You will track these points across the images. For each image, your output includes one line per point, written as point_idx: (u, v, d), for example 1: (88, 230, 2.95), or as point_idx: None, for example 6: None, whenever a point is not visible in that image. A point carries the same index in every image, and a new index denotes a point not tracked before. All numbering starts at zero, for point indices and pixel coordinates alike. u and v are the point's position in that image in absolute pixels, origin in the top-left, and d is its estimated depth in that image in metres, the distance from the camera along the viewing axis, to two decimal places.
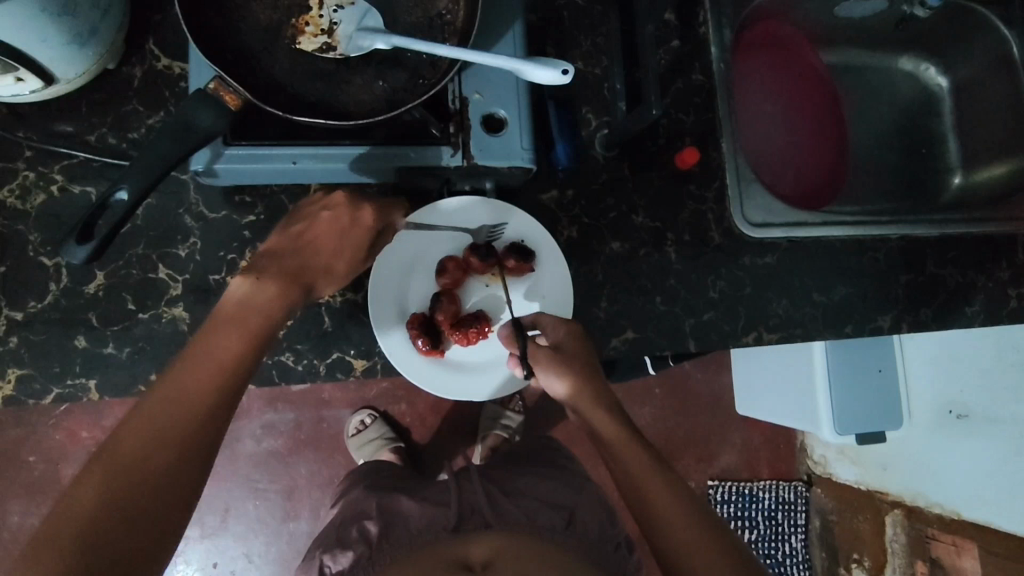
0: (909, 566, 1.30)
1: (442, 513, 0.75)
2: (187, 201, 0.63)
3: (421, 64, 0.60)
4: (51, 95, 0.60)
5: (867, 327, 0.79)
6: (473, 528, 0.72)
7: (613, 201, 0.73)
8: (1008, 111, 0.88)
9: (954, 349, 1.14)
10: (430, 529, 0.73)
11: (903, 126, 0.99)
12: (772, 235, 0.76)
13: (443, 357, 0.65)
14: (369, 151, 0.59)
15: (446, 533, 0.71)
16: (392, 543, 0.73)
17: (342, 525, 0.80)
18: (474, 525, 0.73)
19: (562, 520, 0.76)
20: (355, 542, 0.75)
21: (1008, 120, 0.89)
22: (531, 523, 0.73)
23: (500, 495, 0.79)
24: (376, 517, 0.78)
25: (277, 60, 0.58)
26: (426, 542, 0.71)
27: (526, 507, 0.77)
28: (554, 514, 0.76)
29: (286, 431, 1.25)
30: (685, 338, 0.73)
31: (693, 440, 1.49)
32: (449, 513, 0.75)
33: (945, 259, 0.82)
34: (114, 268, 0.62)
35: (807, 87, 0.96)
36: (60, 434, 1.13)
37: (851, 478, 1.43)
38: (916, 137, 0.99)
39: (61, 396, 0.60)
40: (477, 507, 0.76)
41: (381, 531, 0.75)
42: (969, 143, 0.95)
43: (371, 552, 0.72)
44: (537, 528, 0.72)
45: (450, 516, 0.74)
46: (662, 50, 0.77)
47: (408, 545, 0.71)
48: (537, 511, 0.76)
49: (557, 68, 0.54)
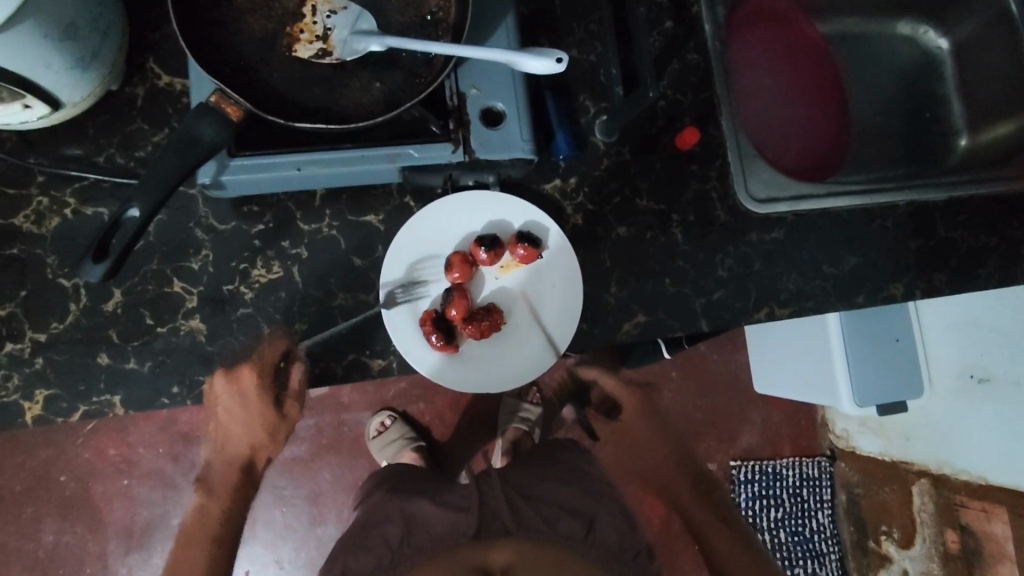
0: (939, 535, 1.28)
1: (462, 518, 0.77)
2: (196, 215, 0.64)
3: (417, 63, 0.60)
4: (59, 119, 0.61)
5: (879, 296, 0.78)
6: (495, 536, 0.74)
7: (616, 185, 0.73)
8: (1011, 69, 0.88)
9: (970, 313, 1.14)
10: (451, 535, 0.74)
11: (905, 90, 0.98)
12: (778, 209, 0.76)
13: (458, 352, 0.66)
14: (370, 152, 0.60)
15: (467, 539, 0.73)
16: (414, 548, 0.74)
17: (365, 527, 0.82)
18: (494, 532, 0.74)
19: (582, 528, 0.78)
20: (377, 544, 0.76)
21: (1011, 77, 0.88)
22: (551, 532, 0.76)
23: (518, 498, 0.80)
24: (399, 522, 0.79)
25: (274, 68, 0.59)
26: (446, 550, 0.72)
27: (545, 514, 0.78)
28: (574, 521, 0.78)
29: (308, 437, 1.27)
30: (697, 318, 0.73)
31: (713, 421, 1.50)
32: (469, 519, 0.76)
33: (955, 222, 0.82)
34: (131, 285, 0.63)
35: (805, 59, 0.96)
36: (88, 453, 1.15)
37: (875, 450, 1.43)
38: (919, 101, 0.98)
39: (88, 413, 0.61)
40: (497, 512, 0.77)
41: (402, 535, 0.77)
42: (972, 103, 0.94)
43: (394, 555, 0.74)
44: (557, 539, 0.75)
45: (472, 521, 0.75)
46: (656, 32, 0.77)
47: (431, 552, 0.73)
48: (556, 518, 0.78)
49: (551, 58, 0.55)
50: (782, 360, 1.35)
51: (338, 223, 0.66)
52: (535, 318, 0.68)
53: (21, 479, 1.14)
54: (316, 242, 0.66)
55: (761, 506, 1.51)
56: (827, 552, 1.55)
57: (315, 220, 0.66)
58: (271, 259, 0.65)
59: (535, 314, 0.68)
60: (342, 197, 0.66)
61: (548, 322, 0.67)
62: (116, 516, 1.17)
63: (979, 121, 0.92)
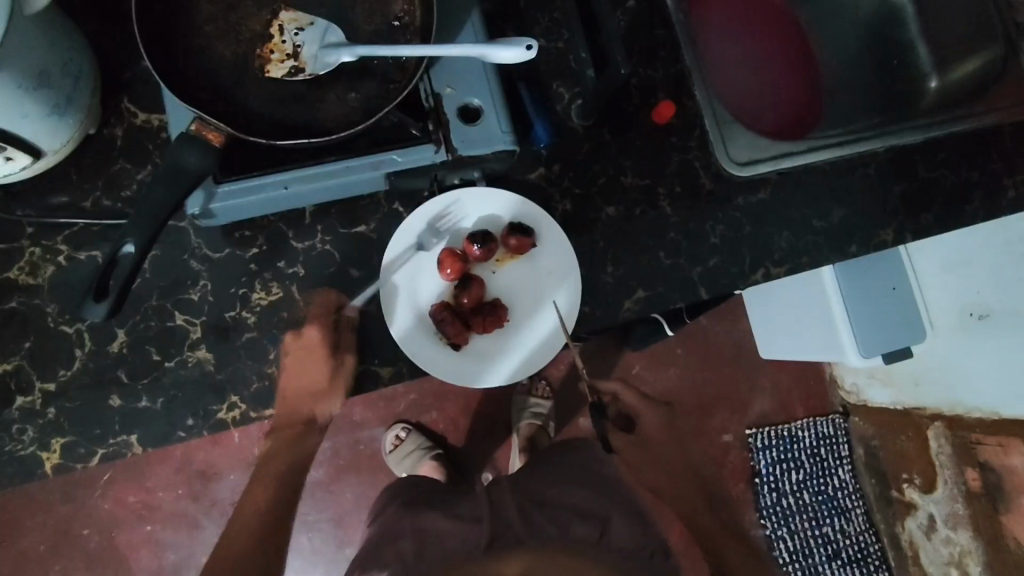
0: (959, 476, 1.29)
1: (475, 530, 0.78)
2: (189, 246, 0.64)
3: (389, 69, 0.61)
4: (41, 169, 0.61)
5: (871, 244, 0.80)
6: (507, 546, 0.74)
7: (600, 166, 0.74)
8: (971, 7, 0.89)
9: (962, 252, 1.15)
10: (463, 547, 0.75)
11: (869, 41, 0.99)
12: (760, 170, 0.77)
13: (466, 348, 0.66)
14: (354, 163, 0.60)
15: (480, 551, 0.74)
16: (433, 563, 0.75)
17: (379, 546, 0.81)
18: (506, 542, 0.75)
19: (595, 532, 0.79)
20: (390, 561, 0.77)
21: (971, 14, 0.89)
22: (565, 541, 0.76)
23: (530, 505, 0.82)
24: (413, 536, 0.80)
25: (249, 91, 0.59)
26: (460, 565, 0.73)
27: (556, 518, 0.80)
28: (587, 527, 0.80)
29: (325, 459, 1.28)
30: (695, 287, 0.74)
31: (724, 393, 1.52)
32: (482, 529, 0.78)
33: (935, 161, 0.84)
34: (132, 323, 0.63)
35: (767, 24, 0.97)
36: (107, 504, 1.15)
37: (887, 400, 1.44)
38: (884, 49, 0.98)
39: (107, 455, 0.61)
40: (509, 522, 0.78)
41: (416, 551, 0.78)
42: (938, 46, 0.93)
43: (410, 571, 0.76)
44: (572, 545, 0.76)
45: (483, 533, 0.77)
46: (619, 12, 0.78)
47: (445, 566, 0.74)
48: (570, 522, 0.79)
49: (521, 46, 0.56)
50: (785, 321, 1.36)
51: (331, 237, 0.67)
52: (536, 307, 0.68)
53: (42, 539, 1.13)
54: (311, 259, 0.66)
55: (783, 470, 1.52)
56: (852, 508, 1.56)
57: (307, 237, 0.66)
58: (269, 281, 0.65)
59: (535, 303, 0.68)
60: (331, 212, 0.67)
61: (550, 309, 0.68)
62: (144, 562, 1.17)
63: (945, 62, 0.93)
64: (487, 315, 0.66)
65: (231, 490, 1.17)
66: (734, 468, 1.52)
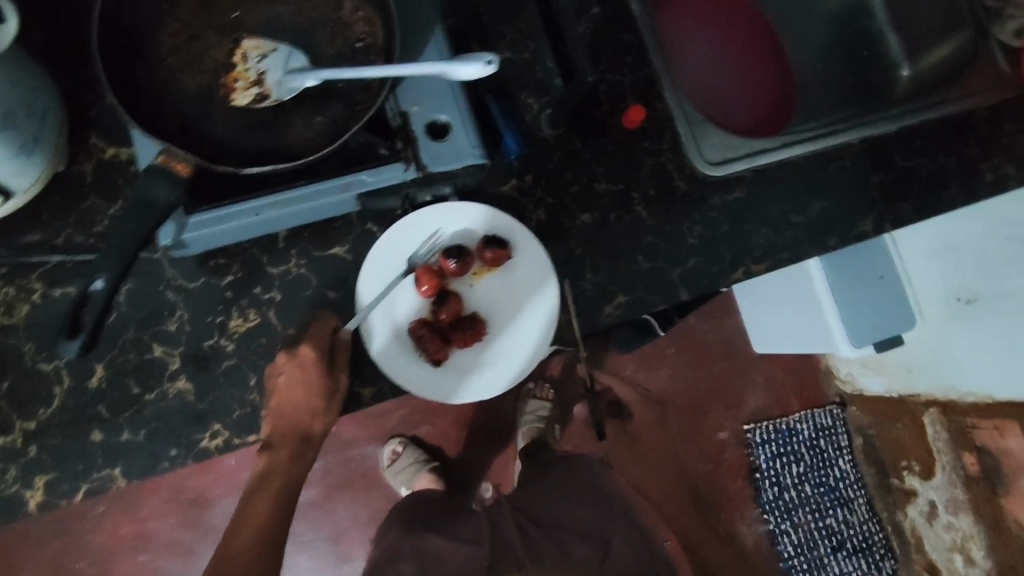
0: (958, 460, 1.29)
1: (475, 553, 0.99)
2: (165, 277, 0.64)
3: (353, 91, 0.61)
4: (11, 209, 0.61)
5: (852, 236, 0.79)
6: None
7: (572, 174, 0.74)
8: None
9: (947, 237, 1.15)
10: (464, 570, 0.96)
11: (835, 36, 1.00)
12: (735, 169, 0.77)
13: (449, 363, 0.66)
14: (324, 186, 0.60)
15: None
16: None
17: None
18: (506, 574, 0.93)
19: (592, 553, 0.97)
20: None
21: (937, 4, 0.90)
22: None
23: (530, 526, 1.01)
24: None
25: (214, 120, 0.59)
26: None
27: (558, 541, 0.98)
28: (586, 549, 0.97)
29: (321, 479, 1.28)
30: (676, 289, 0.74)
31: (718, 389, 1.52)
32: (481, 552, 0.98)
33: (912, 149, 0.83)
34: (110, 357, 0.63)
35: (735, 22, 0.97)
36: (102, 535, 1.14)
37: (881, 389, 1.46)
38: (854, 42, 0.98)
39: (90, 491, 0.61)
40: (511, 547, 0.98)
41: None
42: (908, 34, 0.92)
43: None
44: None
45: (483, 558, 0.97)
46: (584, 20, 0.78)
47: None
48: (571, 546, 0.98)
49: (481, 61, 0.55)
50: (775, 316, 1.36)
51: (306, 261, 0.67)
52: (516, 317, 0.68)
53: None
54: (287, 283, 0.66)
55: (783, 464, 1.52)
56: (855, 498, 1.55)
57: (282, 262, 0.66)
58: (246, 307, 0.65)
59: (515, 314, 0.68)
60: (305, 236, 0.67)
61: (530, 319, 0.68)
62: None
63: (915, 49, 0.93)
64: (462, 333, 0.66)
65: (227, 515, 1.17)
66: (732, 464, 1.52)
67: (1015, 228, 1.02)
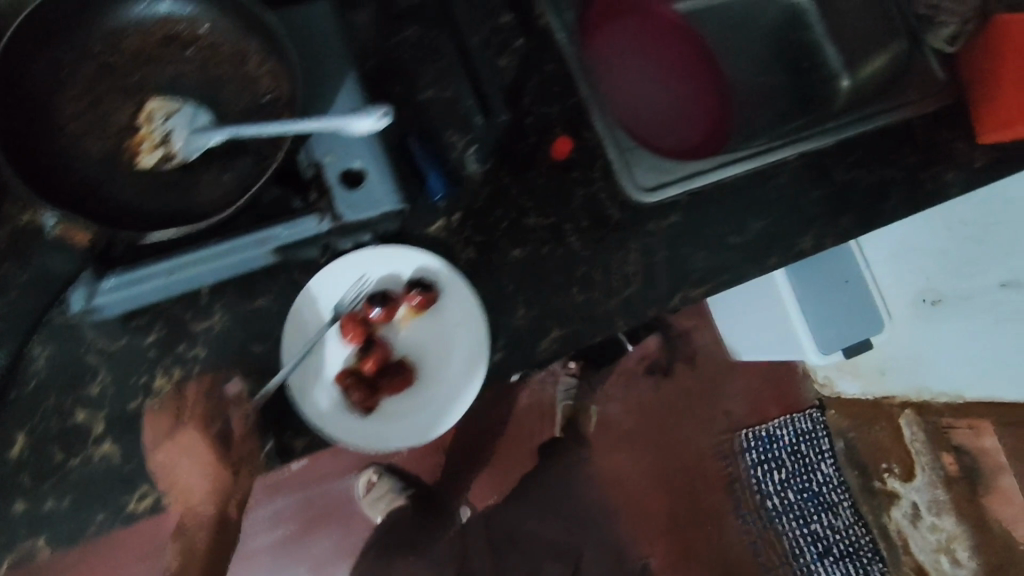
0: (936, 461, 1.30)
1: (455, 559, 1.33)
2: (85, 340, 0.64)
3: (261, 145, 0.60)
4: None
5: (792, 253, 0.78)
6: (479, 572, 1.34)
7: (501, 211, 0.74)
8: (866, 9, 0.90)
9: (909, 238, 1.14)
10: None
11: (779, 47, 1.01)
12: (670, 194, 0.76)
13: (379, 411, 0.66)
14: (236, 242, 0.60)
15: None
16: None
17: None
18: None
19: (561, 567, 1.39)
20: None
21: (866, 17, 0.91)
22: None
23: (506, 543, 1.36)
24: None
25: (120, 183, 0.59)
26: None
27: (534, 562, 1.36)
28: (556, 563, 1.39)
29: (294, 514, 1.26)
30: (613, 319, 0.72)
31: (696, 400, 1.50)
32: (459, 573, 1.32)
33: (850, 163, 0.83)
34: (31, 424, 0.62)
35: (672, 42, 0.97)
36: None
37: (857, 391, 1.44)
38: (796, 55, 1.00)
39: (16, 560, 0.61)
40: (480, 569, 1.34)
41: None
42: (846, 46, 0.95)
43: None
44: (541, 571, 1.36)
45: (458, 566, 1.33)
46: (508, 53, 0.79)
47: None
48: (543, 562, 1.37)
49: (372, 115, 0.56)
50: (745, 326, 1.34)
51: (230, 315, 0.66)
52: (445, 359, 0.68)
53: None
54: (212, 338, 0.66)
55: (765, 471, 1.51)
56: (839, 501, 1.53)
57: (206, 317, 0.66)
58: (173, 366, 0.65)
59: (443, 356, 0.68)
60: (229, 290, 0.67)
61: (459, 360, 0.68)
62: None
63: (853, 60, 0.94)
64: (404, 380, 0.67)
65: None
66: (713, 475, 1.50)
67: (976, 230, 1.01)
